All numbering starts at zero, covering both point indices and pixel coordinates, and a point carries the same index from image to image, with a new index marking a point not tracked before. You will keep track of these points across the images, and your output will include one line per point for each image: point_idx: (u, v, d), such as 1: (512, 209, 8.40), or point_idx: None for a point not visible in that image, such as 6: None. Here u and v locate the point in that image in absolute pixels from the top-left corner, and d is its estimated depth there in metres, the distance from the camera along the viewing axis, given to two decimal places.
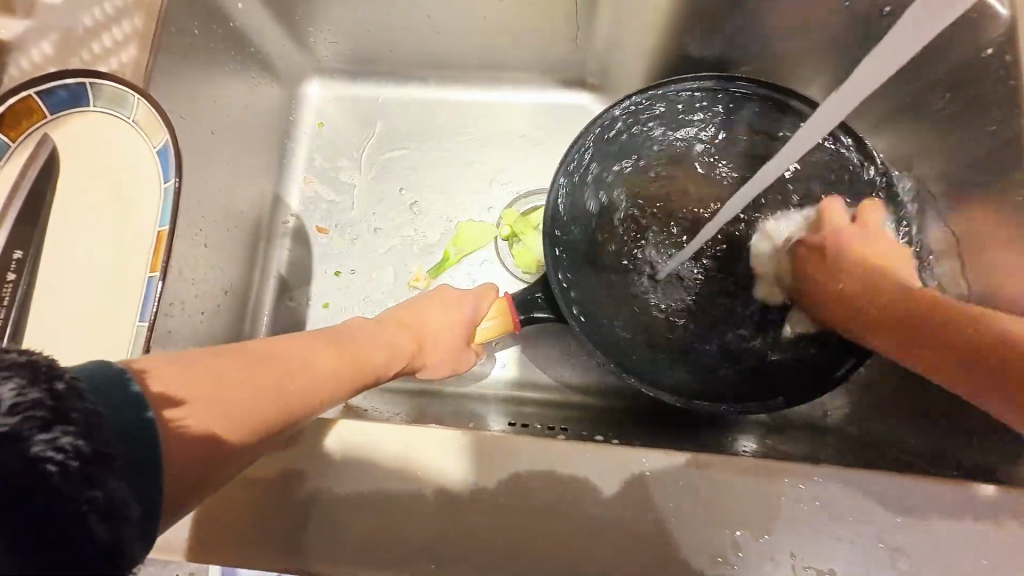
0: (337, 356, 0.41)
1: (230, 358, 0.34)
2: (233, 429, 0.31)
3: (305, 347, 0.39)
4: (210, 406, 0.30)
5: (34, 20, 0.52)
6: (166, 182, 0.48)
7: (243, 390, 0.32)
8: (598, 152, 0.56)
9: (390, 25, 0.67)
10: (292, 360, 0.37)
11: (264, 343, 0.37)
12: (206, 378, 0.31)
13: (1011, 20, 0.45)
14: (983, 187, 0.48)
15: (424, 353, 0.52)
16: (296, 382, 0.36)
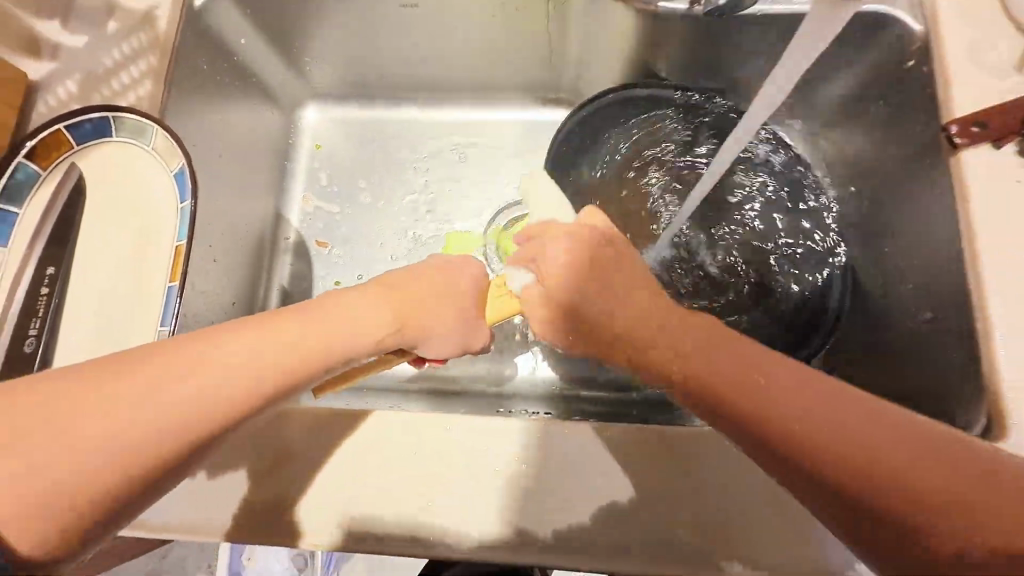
0: (266, 368, 0.33)
1: (104, 383, 0.30)
2: (118, 474, 0.29)
3: (212, 368, 0.32)
4: (86, 456, 0.29)
5: (61, 62, 0.58)
6: (182, 202, 0.53)
7: (95, 444, 0.29)
8: (584, 143, 0.63)
9: (377, 52, 0.73)
10: (168, 396, 0.30)
11: (173, 351, 0.32)
12: (90, 409, 0.29)
13: (926, 34, 0.51)
14: (905, 180, 0.53)
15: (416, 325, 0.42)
16: (169, 427, 0.30)
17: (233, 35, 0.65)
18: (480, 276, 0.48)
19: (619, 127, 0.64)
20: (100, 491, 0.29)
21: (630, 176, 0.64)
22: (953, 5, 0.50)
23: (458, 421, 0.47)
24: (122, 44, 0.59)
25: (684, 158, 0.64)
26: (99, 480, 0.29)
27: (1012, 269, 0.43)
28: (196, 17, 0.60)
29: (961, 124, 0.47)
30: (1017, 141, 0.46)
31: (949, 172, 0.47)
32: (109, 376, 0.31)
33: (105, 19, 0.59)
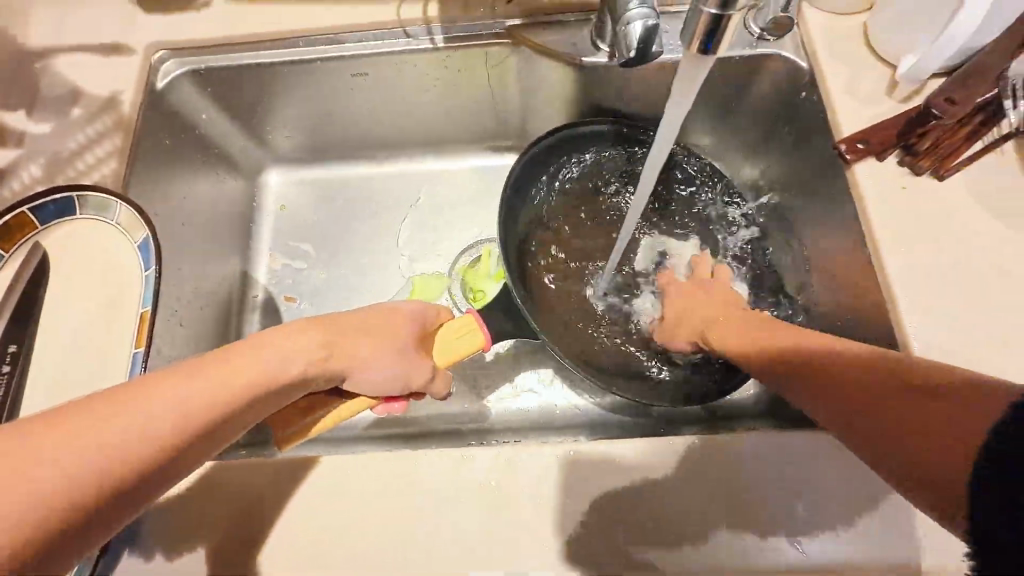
0: (235, 387, 0.37)
1: (66, 425, 0.32)
2: (102, 492, 0.32)
3: (174, 406, 0.35)
4: (69, 479, 0.31)
5: (25, 147, 0.61)
6: (146, 270, 0.55)
7: (57, 486, 0.30)
8: (532, 180, 0.67)
9: (333, 118, 0.77)
10: (148, 419, 0.34)
11: (133, 391, 0.34)
12: (67, 439, 0.31)
13: (812, 70, 0.58)
14: (816, 194, 0.59)
15: (346, 357, 0.44)
16: (128, 458, 0.33)
17: (194, 111, 0.70)
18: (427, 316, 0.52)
19: (562, 165, 0.68)
20: (84, 511, 0.31)
21: (573, 209, 0.69)
22: (828, 45, 0.58)
23: (426, 455, 0.48)
24: (86, 127, 0.62)
25: (622, 189, 0.70)
26: (87, 499, 0.31)
27: (907, 263, 0.49)
28: (159, 96, 0.65)
29: (848, 143, 0.53)
30: (896, 154, 0.53)
31: (847, 183, 0.54)
32: (82, 409, 0.33)
33: (69, 105, 0.63)
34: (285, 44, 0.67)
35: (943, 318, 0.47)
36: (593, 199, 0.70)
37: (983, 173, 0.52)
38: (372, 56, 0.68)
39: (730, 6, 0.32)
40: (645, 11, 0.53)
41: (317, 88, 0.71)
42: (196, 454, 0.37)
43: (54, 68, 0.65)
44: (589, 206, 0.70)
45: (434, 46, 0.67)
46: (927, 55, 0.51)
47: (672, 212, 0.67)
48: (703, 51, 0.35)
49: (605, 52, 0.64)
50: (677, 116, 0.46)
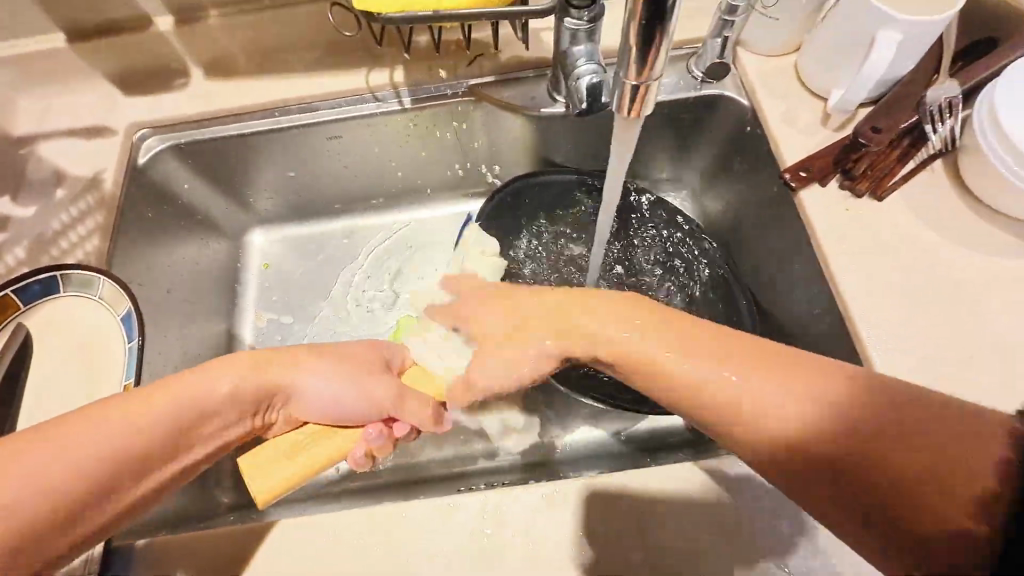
0: (193, 400, 0.43)
1: (36, 441, 0.39)
2: (79, 486, 0.39)
3: (125, 424, 0.41)
4: (52, 473, 0.38)
5: (11, 231, 0.63)
6: (130, 342, 0.56)
7: (29, 493, 0.37)
8: (502, 225, 0.71)
9: (310, 179, 0.80)
10: (115, 426, 0.40)
11: (91, 411, 0.41)
12: (54, 442, 0.39)
13: (752, 107, 0.63)
14: (771, 219, 0.63)
15: (291, 384, 0.47)
16: (99, 457, 0.39)
17: (175, 183, 0.72)
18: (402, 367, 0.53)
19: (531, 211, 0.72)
20: (65, 499, 0.38)
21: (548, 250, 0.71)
22: (765, 84, 0.63)
23: (413, 505, 0.48)
24: (69, 207, 0.65)
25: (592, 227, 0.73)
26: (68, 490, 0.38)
27: (858, 278, 0.52)
28: (140, 171, 0.68)
29: (793, 172, 0.57)
30: (837, 178, 0.57)
31: (796, 209, 0.57)
32: (70, 419, 0.40)
33: (53, 187, 0.65)
34: (259, 115, 0.71)
35: (896, 331, 0.50)
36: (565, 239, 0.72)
37: (921, 191, 0.55)
38: (343, 121, 0.72)
39: (648, 75, 0.36)
40: (592, 68, 0.58)
41: (292, 153, 0.75)
42: (165, 459, 0.43)
43: (39, 153, 0.68)
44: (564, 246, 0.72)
45: (402, 107, 0.71)
46: (850, 89, 0.55)
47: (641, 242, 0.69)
48: (634, 111, 0.39)
49: (561, 103, 0.67)
50: (622, 161, 0.49)
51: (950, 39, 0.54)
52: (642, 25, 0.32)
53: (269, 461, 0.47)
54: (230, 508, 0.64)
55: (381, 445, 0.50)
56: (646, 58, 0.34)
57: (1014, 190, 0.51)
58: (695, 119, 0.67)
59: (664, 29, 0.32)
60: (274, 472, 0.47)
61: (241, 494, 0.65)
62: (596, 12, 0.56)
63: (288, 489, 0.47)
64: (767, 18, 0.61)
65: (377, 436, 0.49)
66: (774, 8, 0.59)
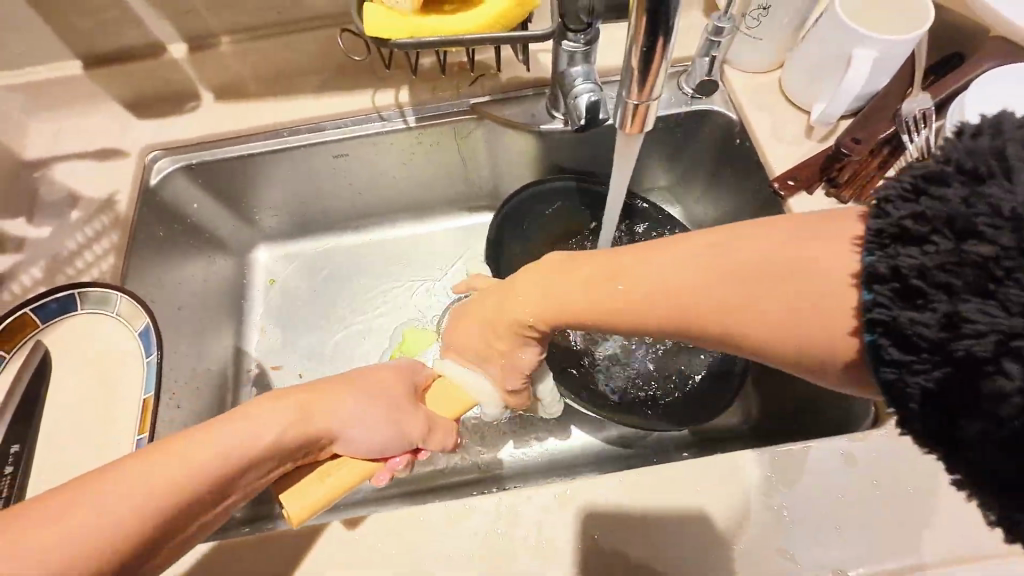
0: (244, 449, 0.43)
1: (90, 495, 0.37)
2: (138, 542, 0.38)
3: (166, 485, 0.39)
4: (111, 534, 0.37)
5: (26, 252, 0.65)
6: (147, 356, 0.57)
7: (84, 554, 0.36)
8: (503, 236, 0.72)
9: (315, 196, 0.82)
10: (172, 479, 0.40)
11: (120, 471, 0.39)
12: (111, 500, 0.38)
13: (740, 120, 0.67)
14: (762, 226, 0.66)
15: (333, 421, 0.48)
16: (157, 511, 0.39)
17: (185, 203, 0.74)
18: (414, 374, 0.55)
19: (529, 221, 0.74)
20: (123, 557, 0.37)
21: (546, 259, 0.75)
22: (752, 99, 0.67)
23: (431, 508, 0.49)
24: (84, 228, 0.66)
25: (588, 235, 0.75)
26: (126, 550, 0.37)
27: None
28: (152, 192, 0.70)
29: (781, 180, 0.60)
30: (823, 186, 0.60)
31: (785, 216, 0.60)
32: (121, 474, 0.39)
33: (68, 209, 0.67)
34: (268, 136, 0.73)
35: None
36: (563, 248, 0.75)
37: None
38: (349, 140, 0.74)
39: (648, 93, 0.38)
40: (589, 86, 0.61)
41: (299, 171, 0.77)
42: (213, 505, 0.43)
43: (53, 176, 0.70)
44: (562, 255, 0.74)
45: (406, 126, 0.74)
46: (831, 102, 0.59)
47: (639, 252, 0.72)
48: (632, 127, 0.42)
49: (560, 120, 0.71)
50: (624, 175, 0.52)
51: (922, 56, 0.58)
52: (642, 50, 0.35)
53: (300, 487, 0.47)
54: (243, 521, 0.65)
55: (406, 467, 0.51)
56: (646, 79, 0.37)
57: None
58: (688, 133, 0.71)
59: (662, 53, 0.36)
60: (305, 497, 0.47)
61: (253, 507, 0.66)
62: (592, 35, 0.59)
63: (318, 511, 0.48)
64: (751, 37, 0.65)
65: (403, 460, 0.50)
66: (758, 29, 0.64)
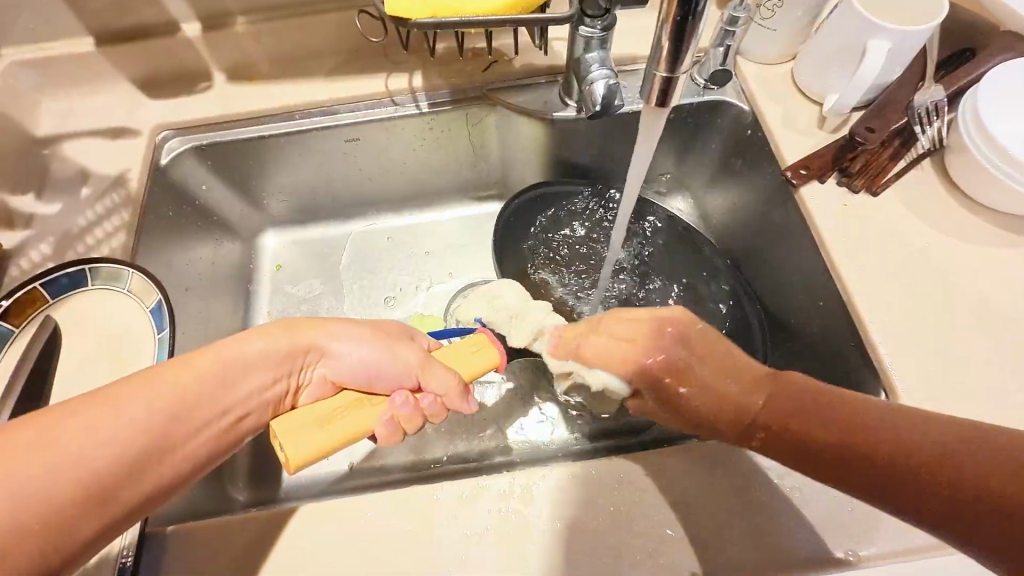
0: (230, 367, 0.44)
1: (80, 412, 0.37)
2: (127, 456, 0.38)
3: (162, 386, 0.40)
4: (99, 445, 0.37)
5: (36, 228, 0.64)
6: (159, 333, 0.57)
7: (75, 464, 0.36)
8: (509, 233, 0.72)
9: (324, 181, 0.82)
10: (158, 394, 0.40)
11: (110, 391, 0.39)
12: (98, 413, 0.37)
13: (752, 112, 0.67)
14: (771, 216, 0.66)
15: (322, 343, 0.49)
16: (146, 426, 0.39)
17: (195, 184, 0.74)
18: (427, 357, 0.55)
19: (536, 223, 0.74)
20: (114, 473, 0.37)
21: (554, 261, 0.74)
22: (764, 90, 0.68)
23: (445, 485, 0.49)
24: (95, 205, 0.66)
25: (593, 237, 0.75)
26: (115, 465, 0.37)
27: (855, 268, 0.56)
28: (163, 170, 0.70)
29: (793, 169, 0.61)
30: (835, 176, 0.61)
31: (797, 205, 0.61)
32: (109, 390, 0.39)
33: (79, 185, 0.67)
34: (279, 118, 0.73)
35: (889, 315, 0.54)
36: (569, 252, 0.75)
37: (913, 187, 0.59)
38: (361, 124, 0.74)
39: (677, 69, 0.39)
40: (605, 73, 0.62)
41: (310, 155, 0.77)
42: (205, 428, 0.42)
43: (63, 153, 0.69)
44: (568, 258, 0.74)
45: (419, 111, 0.74)
46: (845, 93, 0.59)
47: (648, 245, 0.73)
48: (659, 104, 0.42)
49: (573, 107, 0.72)
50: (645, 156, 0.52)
51: (933, 50, 0.59)
52: (675, 26, 0.36)
53: (297, 427, 0.43)
54: (248, 503, 0.64)
55: (412, 415, 0.46)
56: (678, 55, 0.37)
57: (997, 186, 0.55)
58: (699, 123, 0.71)
59: (692, 31, 0.36)
60: (302, 438, 0.42)
61: (259, 490, 0.66)
62: (609, 22, 0.60)
63: (317, 460, 0.43)
64: (765, 29, 0.66)
65: (408, 404, 0.46)
66: (771, 20, 0.64)
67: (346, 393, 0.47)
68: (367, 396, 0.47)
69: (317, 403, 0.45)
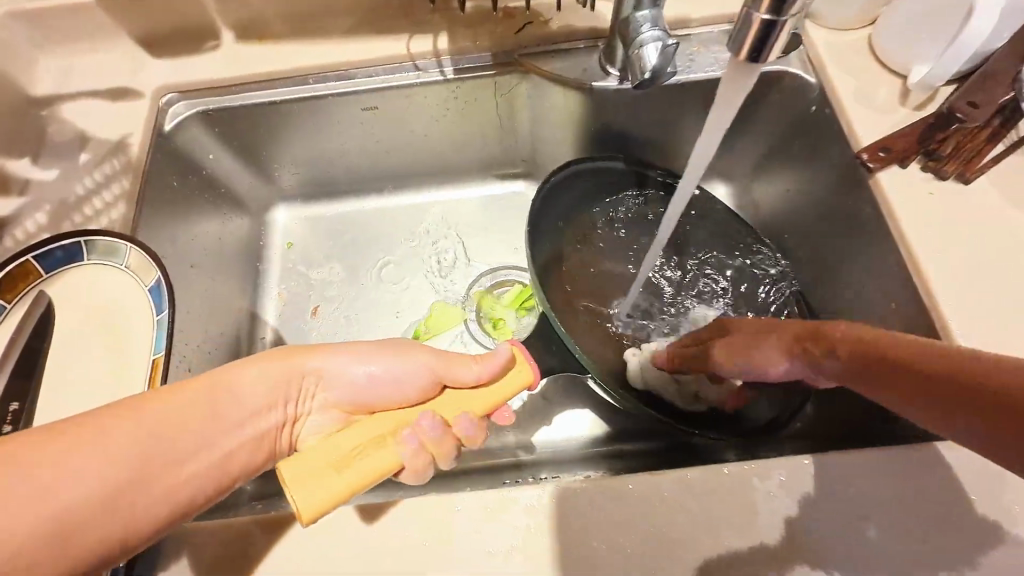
0: (225, 397, 0.41)
1: (57, 441, 0.34)
2: (104, 491, 0.34)
3: (143, 418, 0.37)
4: (76, 479, 0.34)
5: (31, 195, 0.60)
6: (158, 314, 0.52)
7: (45, 497, 0.33)
8: (551, 206, 0.64)
9: (339, 152, 0.76)
10: (145, 423, 0.37)
11: (95, 419, 0.36)
12: (78, 444, 0.35)
13: (821, 84, 0.59)
14: (836, 207, 0.59)
15: (322, 361, 0.44)
16: (128, 459, 0.35)
17: (201, 153, 0.69)
18: None
19: (580, 200, 0.67)
20: (86, 510, 0.34)
21: (593, 244, 0.66)
22: (835, 59, 0.59)
23: (465, 495, 0.44)
24: (94, 171, 0.62)
25: (635, 222, 0.68)
26: (89, 500, 0.34)
27: (941, 267, 0.49)
28: (167, 137, 0.65)
29: (870, 151, 0.53)
30: (918, 160, 0.53)
31: (871, 193, 0.54)
32: (95, 418, 0.36)
33: (77, 150, 0.62)
34: (291, 81, 0.67)
35: (979, 323, 0.46)
36: (609, 232, 0.68)
37: (1010, 175, 0.51)
38: (381, 91, 0.68)
39: (782, 12, 0.32)
40: (656, 34, 0.54)
41: (325, 124, 0.71)
42: (193, 465, 0.38)
43: (61, 115, 0.65)
44: (609, 240, 0.67)
45: (443, 78, 0.67)
46: (941, 62, 0.51)
47: (690, 233, 0.66)
48: (751, 59, 0.35)
49: (615, 76, 0.65)
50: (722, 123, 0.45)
51: None
52: None
53: (307, 474, 0.36)
54: (254, 496, 0.61)
55: (441, 439, 0.41)
56: None
57: None
58: (756, 97, 0.63)
59: None
60: (314, 489, 0.36)
61: (265, 482, 0.62)
62: None
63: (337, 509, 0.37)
64: None
65: (436, 426, 0.41)
66: None
67: (363, 424, 0.40)
68: (388, 427, 0.40)
69: (328, 441, 0.38)
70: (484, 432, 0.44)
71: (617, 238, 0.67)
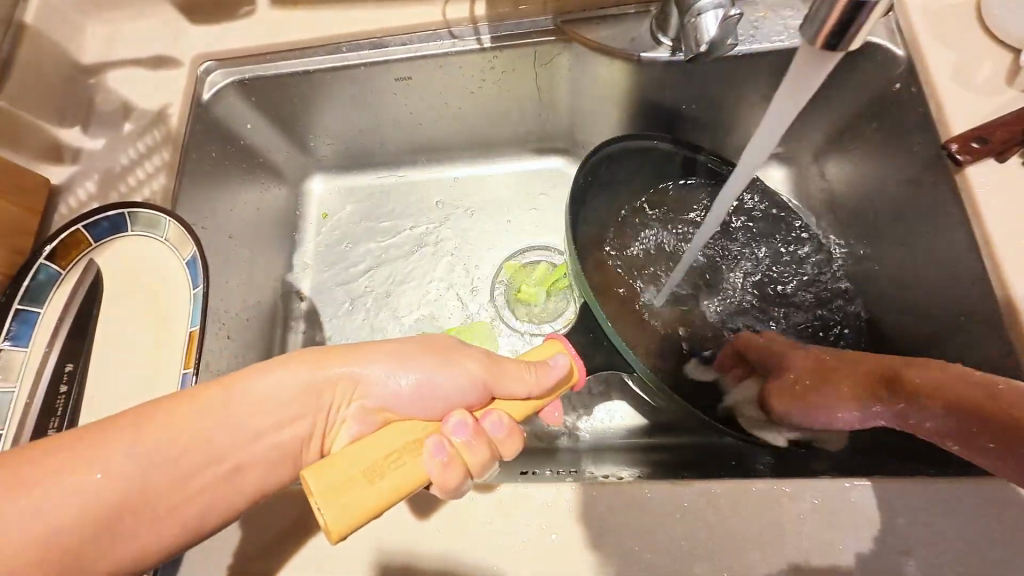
0: (254, 405, 0.39)
1: (97, 437, 0.35)
2: (136, 494, 0.35)
3: (158, 425, 0.36)
4: (110, 482, 0.34)
5: (82, 165, 0.62)
6: (195, 289, 0.54)
7: (81, 491, 0.34)
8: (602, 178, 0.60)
9: (374, 123, 0.74)
10: (178, 429, 0.37)
11: (131, 420, 0.36)
12: (110, 449, 0.35)
13: (909, 59, 0.52)
14: (911, 204, 0.52)
15: (359, 367, 0.41)
16: (158, 465, 0.36)
17: (239, 124, 0.69)
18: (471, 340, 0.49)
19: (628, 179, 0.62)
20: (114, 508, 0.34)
21: (633, 223, 0.63)
22: (931, 28, 0.52)
23: (488, 488, 0.45)
24: (137, 142, 0.63)
25: (676, 207, 0.65)
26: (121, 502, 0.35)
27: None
28: (205, 107, 0.65)
29: (961, 142, 0.47)
30: (1019, 152, 0.47)
31: (954, 191, 0.48)
32: (132, 418, 0.36)
33: (121, 120, 0.64)
34: (325, 50, 0.65)
35: None
36: (650, 216, 0.64)
37: None
38: (413, 60, 0.65)
39: None
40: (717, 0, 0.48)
41: (360, 95, 0.69)
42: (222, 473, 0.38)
43: (106, 83, 0.66)
44: (648, 222, 0.63)
45: (480, 47, 0.63)
46: None
47: (738, 223, 0.62)
48: (827, 47, 0.31)
49: (667, 47, 0.59)
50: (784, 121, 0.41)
51: None
52: None
53: (336, 485, 0.34)
54: None
55: (471, 442, 0.39)
56: None
57: None
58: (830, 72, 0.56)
59: None
60: (349, 499, 0.34)
61: None
62: None
63: (367, 524, 0.35)
64: None
65: (465, 428, 0.39)
66: None
67: (396, 427, 0.39)
68: (421, 434, 0.39)
69: (357, 447, 0.36)
70: (516, 436, 0.41)
71: (654, 220, 0.64)
